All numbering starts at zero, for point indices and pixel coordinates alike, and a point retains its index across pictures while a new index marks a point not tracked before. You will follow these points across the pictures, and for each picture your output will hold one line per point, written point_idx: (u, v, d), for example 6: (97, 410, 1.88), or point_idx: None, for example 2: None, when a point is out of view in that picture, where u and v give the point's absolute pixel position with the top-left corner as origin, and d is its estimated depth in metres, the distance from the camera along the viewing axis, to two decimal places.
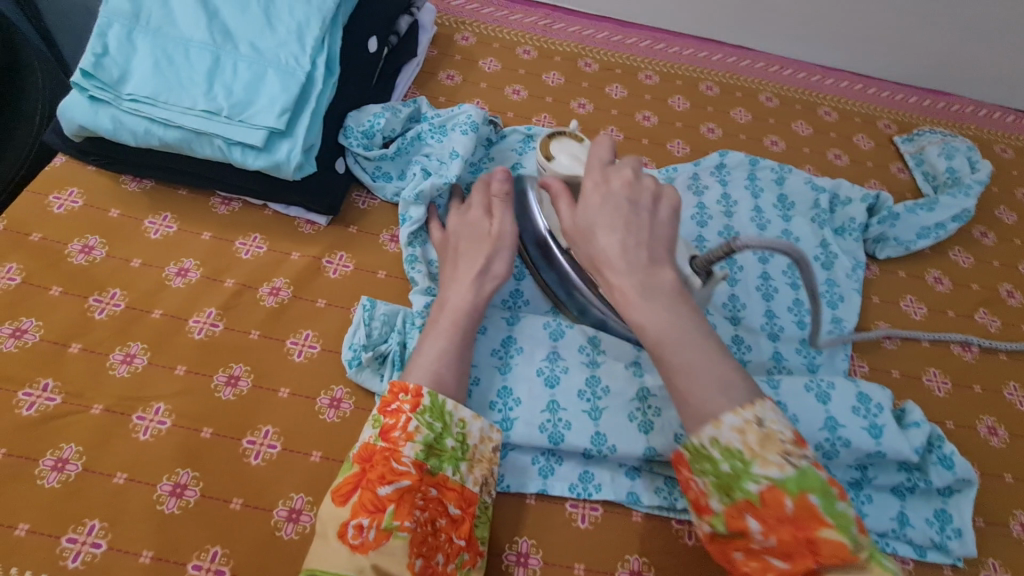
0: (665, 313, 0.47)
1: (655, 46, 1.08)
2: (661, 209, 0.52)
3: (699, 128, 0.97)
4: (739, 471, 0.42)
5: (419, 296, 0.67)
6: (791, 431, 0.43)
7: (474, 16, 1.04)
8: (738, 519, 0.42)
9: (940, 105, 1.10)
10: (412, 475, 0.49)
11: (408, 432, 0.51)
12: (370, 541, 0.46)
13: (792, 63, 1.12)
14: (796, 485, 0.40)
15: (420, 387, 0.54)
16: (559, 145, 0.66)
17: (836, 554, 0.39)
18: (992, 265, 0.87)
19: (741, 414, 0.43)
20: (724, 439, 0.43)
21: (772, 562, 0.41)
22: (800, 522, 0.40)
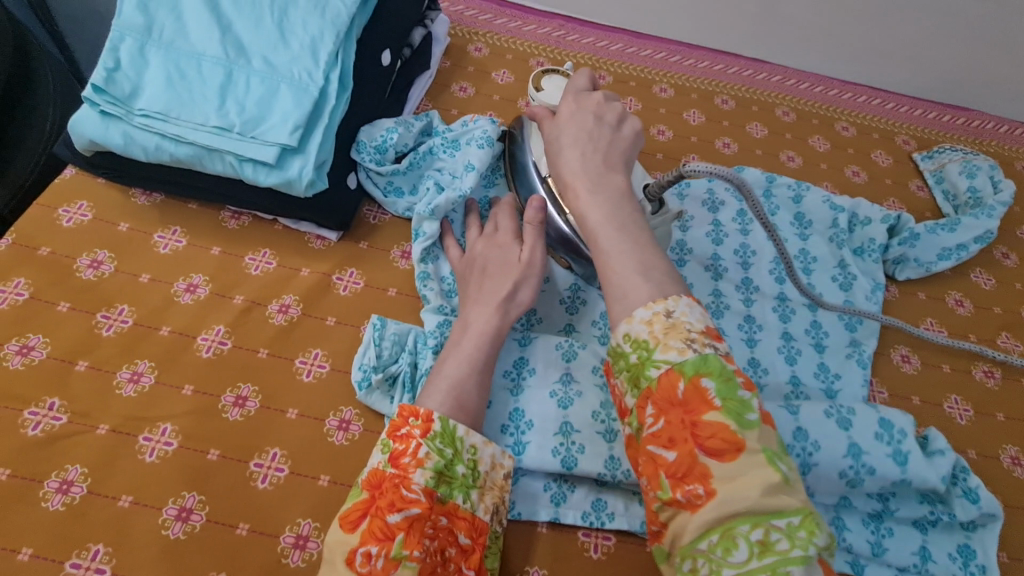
0: (612, 209, 0.50)
1: (670, 58, 1.06)
2: (624, 128, 0.58)
3: (714, 142, 0.96)
4: (644, 359, 0.43)
5: (430, 314, 0.67)
6: (700, 324, 0.44)
7: (487, 27, 1.03)
8: (640, 407, 0.43)
9: (961, 121, 1.08)
10: (422, 502, 0.49)
11: (418, 458, 0.50)
12: (379, 570, 0.45)
13: (810, 76, 1.10)
14: (692, 367, 0.41)
15: (431, 412, 0.53)
16: (551, 81, 0.71)
17: (718, 438, 0.39)
18: (1015, 287, 0.85)
19: (652, 308, 0.44)
20: (634, 331, 0.44)
21: (660, 453, 0.41)
22: (690, 408, 0.40)
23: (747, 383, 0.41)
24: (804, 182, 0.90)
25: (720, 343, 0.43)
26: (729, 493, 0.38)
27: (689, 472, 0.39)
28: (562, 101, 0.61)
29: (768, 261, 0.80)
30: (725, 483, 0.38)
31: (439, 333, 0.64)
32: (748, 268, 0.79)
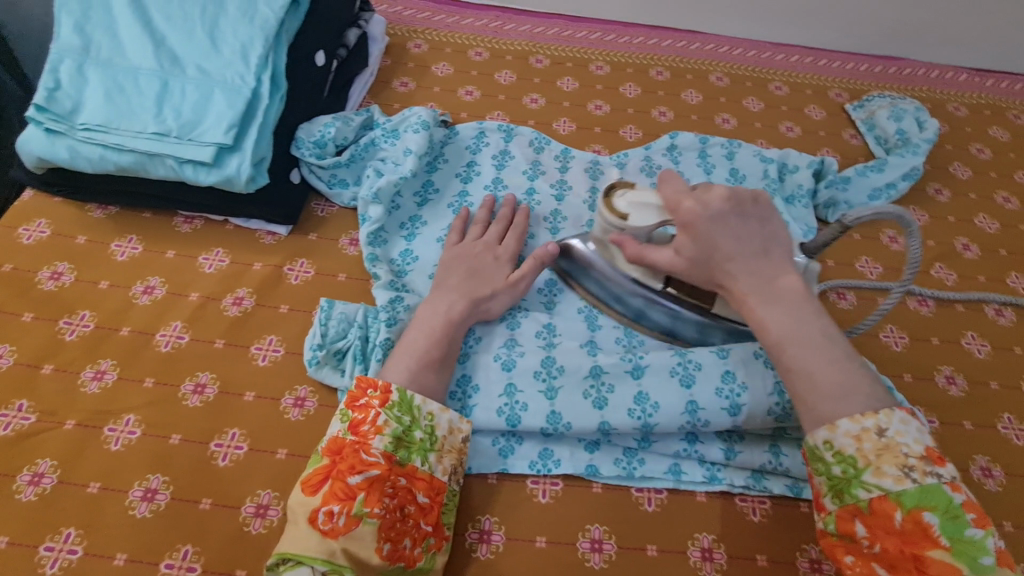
0: (790, 320, 0.51)
1: (605, 37, 1.11)
2: (769, 214, 0.55)
3: (651, 112, 0.99)
4: (851, 476, 0.48)
5: (380, 291, 0.70)
6: (918, 449, 0.47)
7: (425, 24, 1.07)
8: (848, 521, 0.48)
9: (892, 70, 1.12)
10: (381, 465, 0.52)
11: (377, 425, 0.54)
12: (340, 527, 0.49)
13: (741, 42, 1.14)
14: (912, 500, 0.45)
15: (388, 382, 0.57)
16: (625, 201, 0.62)
17: (946, 575, 0.43)
18: (948, 220, 0.89)
19: (859, 422, 0.48)
20: (838, 443, 0.48)
21: (878, 570, 0.46)
22: (910, 537, 0.45)
23: (977, 519, 0.45)
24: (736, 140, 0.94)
25: (942, 469, 0.46)
26: None
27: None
28: (677, 203, 0.56)
29: None
30: None
31: (390, 308, 0.67)
32: None
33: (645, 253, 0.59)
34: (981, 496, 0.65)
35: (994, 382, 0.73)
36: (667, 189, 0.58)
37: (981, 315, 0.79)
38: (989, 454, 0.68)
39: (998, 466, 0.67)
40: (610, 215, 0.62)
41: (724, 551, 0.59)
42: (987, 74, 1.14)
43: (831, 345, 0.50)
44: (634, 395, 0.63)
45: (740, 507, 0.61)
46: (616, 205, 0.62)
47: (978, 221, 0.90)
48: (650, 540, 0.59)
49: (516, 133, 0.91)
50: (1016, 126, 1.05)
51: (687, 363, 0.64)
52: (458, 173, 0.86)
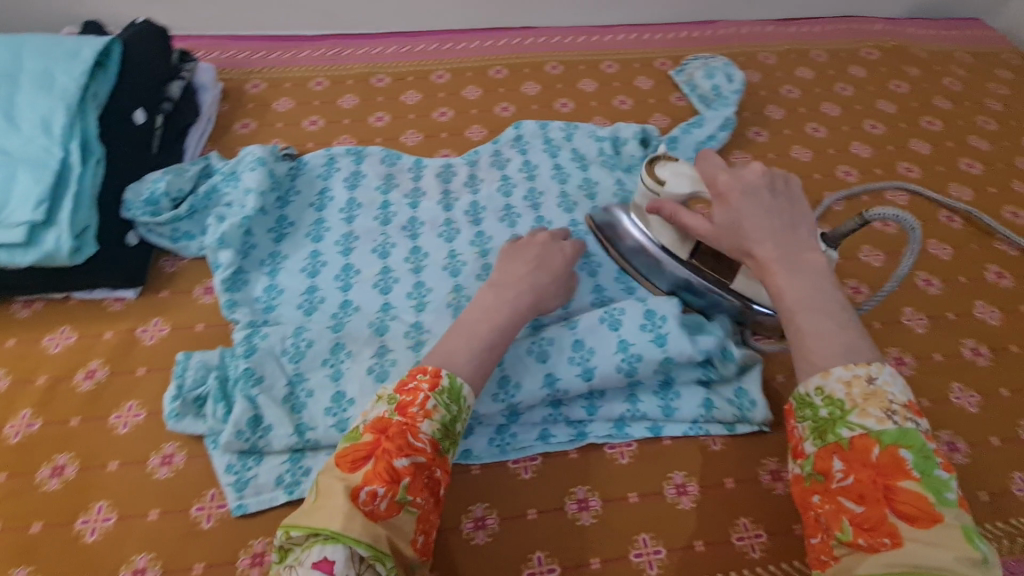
0: (803, 280, 0.54)
1: (442, 46, 1.15)
2: (795, 192, 0.60)
3: (493, 109, 1.04)
4: (836, 417, 0.48)
5: (239, 330, 0.71)
6: (902, 397, 0.48)
7: (262, 64, 1.08)
8: (826, 459, 0.48)
9: (709, 32, 1.22)
10: (427, 452, 0.51)
11: (425, 410, 0.52)
12: (382, 510, 0.48)
13: (571, 29, 1.21)
14: (891, 438, 0.46)
15: (437, 367, 0.55)
16: (667, 169, 0.70)
17: (911, 504, 0.43)
18: (767, 158, 0.99)
19: (852, 370, 0.48)
20: (828, 387, 0.49)
21: (847, 503, 0.46)
22: (884, 470, 0.45)
23: (948, 465, 0.45)
24: (577, 124, 1.00)
25: (921, 418, 0.47)
26: (918, 551, 0.42)
27: (877, 524, 0.44)
28: (719, 177, 0.62)
29: (555, 197, 0.90)
30: (915, 544, 0.42)
31: (246, 341, 0.68)
32: (540, 207, 0.89)
33: (680, 212, 0.64)
34: None
35: None
36: (704, 165, 0.64)
37: None
38: None
39: None
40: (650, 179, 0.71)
41: (599, 498, 0.63)
42: (791, 22, 1.26)
43: (827, 302, 0.52)
44: (498, 379, 0.66)
45: (609, 454, 0.66)
46: (656, 172, 0.70)
47: (793, 153, 1.00)
48: (529, 506, 0.63)
49: (366, 154, 0.93)
50: (818, 64, 1.17)
51: (540, 340, 0.68)
52: (312, 202, 0.87)
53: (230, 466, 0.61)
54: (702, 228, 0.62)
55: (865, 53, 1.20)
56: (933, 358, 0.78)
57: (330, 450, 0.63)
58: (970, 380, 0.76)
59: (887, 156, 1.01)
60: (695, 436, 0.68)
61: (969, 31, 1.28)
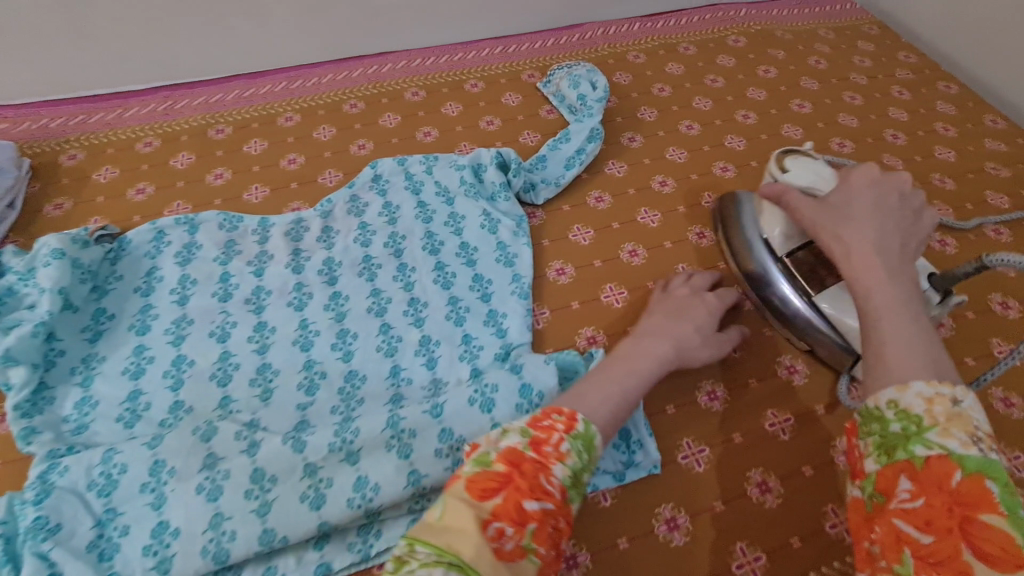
0: (892, 286, 0.50)
1: (291, 85, 1.05)
2: (920, 209, 0.58)
3: (349, 148, 0.96)
4: (910, 433, 0.41)
5: (35, 465, 0.59)
6: (989, 428, 0.41)
7: (80, 130, 0.96)
8: (891, 479, 0.41)
9: (576, 37, 1.18)
10: (556, 497, 0.45)
11: (561, 452, 0.48)
12: (508, 551, 0.41)
13: (431, 50, 1.14)
14: (976, 463, 0.38)
15: (573, 411, 0.52)
16: (796, 161, 0.69)
17: (994, 543, 0.35)
18: (643, 164, 0.95)
19: (934, 386, 0.42)
20: (905, 400, 0.42)
21: (909, 529, 0.38)
22: (964, 499, 0.37)
23: None
24: (439, 154, 0.92)
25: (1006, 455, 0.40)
26: None
27: (947, 560, 0.36)
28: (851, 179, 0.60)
29: (418, 238, 0.82)
30: None
31: (40, 481, 0.57)
32: (401, 254, 0.81)
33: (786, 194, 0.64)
34: (707, 419, 0.67)
35: None
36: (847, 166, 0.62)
37: (686, 245, 0.85)
38: (713, 377, 0.70)
39: (721, 385, 0.70)
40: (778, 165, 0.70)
41: None
42: (657, 17, 1.24)
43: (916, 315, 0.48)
44: (353, 481, 0.57)
45: None
46: (783, 162, 0.70)
47: (669, 154, 0.96)
48: None
49: (200, 221, 0.82)
50: (687, 57, 1.15)
51: (401, 433, 0.60)
52: (137, 287, 0.76)
53: None
54: (806, 210, 0.61)
55: (732, 40, 1.19)
56: None
57: None
58: None
59: (761, 145, 0.99)
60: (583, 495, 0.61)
61: (829, 6, 1.29)
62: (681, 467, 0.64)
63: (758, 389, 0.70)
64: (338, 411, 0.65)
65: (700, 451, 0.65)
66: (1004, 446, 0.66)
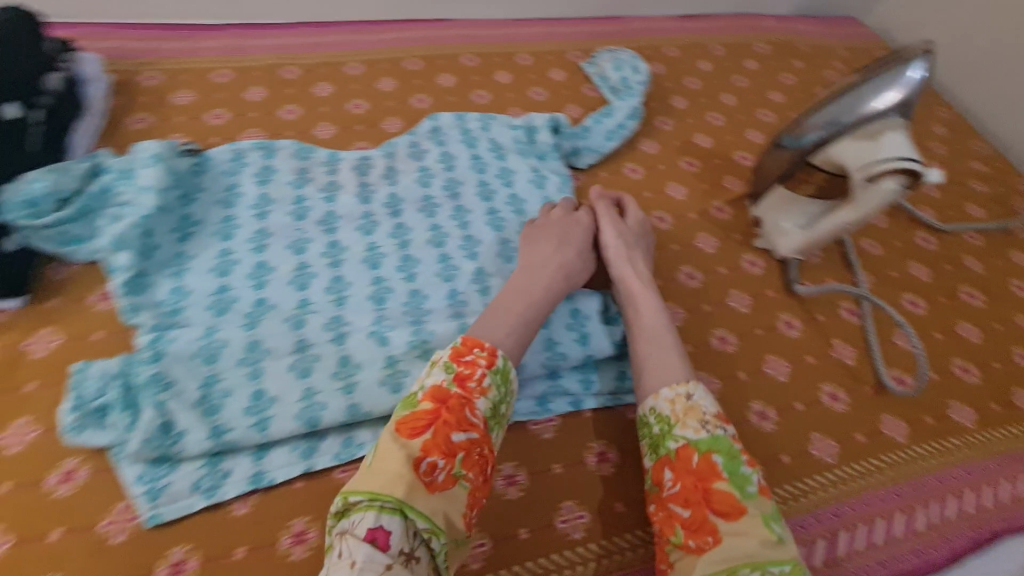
0: (653, 310, 0.71)
1: (356, 37, 1.12)
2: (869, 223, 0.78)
3: (410, 101, 1.04)
4: (665, 432, 0.61)
5: (144, 335, 0.67)
6: (712, 410, 0.61)
7: (156, 53, 1.01)
8: (660, 471, 0.61)
9: (617, 27, 1.28)
10: (480, 427, 0.57)
11: (483, 388, 0.59)
12: (439, 482, 0.54)
13: (485, 22, 1.22)
14: (705, 445, 0.59)
15: (494, 347, 0.62)
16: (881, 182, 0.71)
17: (723, 503, 0.55)
18: (673, 146, 1.06)
19: (675, 389, 0.63)
20: (658, 406, 0.63)
21: (676, 509, 0.58)
22: (703, 475, 0.57)
23: (748, 462, 0.58)
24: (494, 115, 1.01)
25: (727, 425, 0.61)
26: (731, 543, 0.53)
27: (702, 524, 0.55)
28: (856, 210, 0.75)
29: (473, 185, 0.92)
30: (729, 537, 0.54)
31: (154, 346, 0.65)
32: (458, 197, 0.90)
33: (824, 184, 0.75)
34: (720, 358, 0.78)
35: (721, 267, 0.89)
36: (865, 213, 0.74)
37: (708, 217, 0.95)
38: (725, 326, 0.82)
39: (732, 333, 0.81)
40: (878, 174, 0.70)
41: (524, 472, 0.68)
42: (691, 18, 1.35)
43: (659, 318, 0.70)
44: None
45: (533, 430, 0.71)
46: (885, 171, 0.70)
47: (696, 140, 1.07)
48: None
49: (276, 148, 0.90)
50: (716, 57, 1.26)
51: None
52: (219, 199, 0.83)
53: (140, 477, 0.59)
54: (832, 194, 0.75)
55: (756, 47, 1.31)
56: (817, 318, 0.85)
57: (250, 451, 0.63)
58: (847, 336, 0.84)
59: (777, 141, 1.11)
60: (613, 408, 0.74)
61: (845, 28, 1.42)
62: None
63: (763, 338, 0.81)
64: (408, 316, 0.75)
65: (712, 383, 0.76)
66: (957, 403, 0.79)
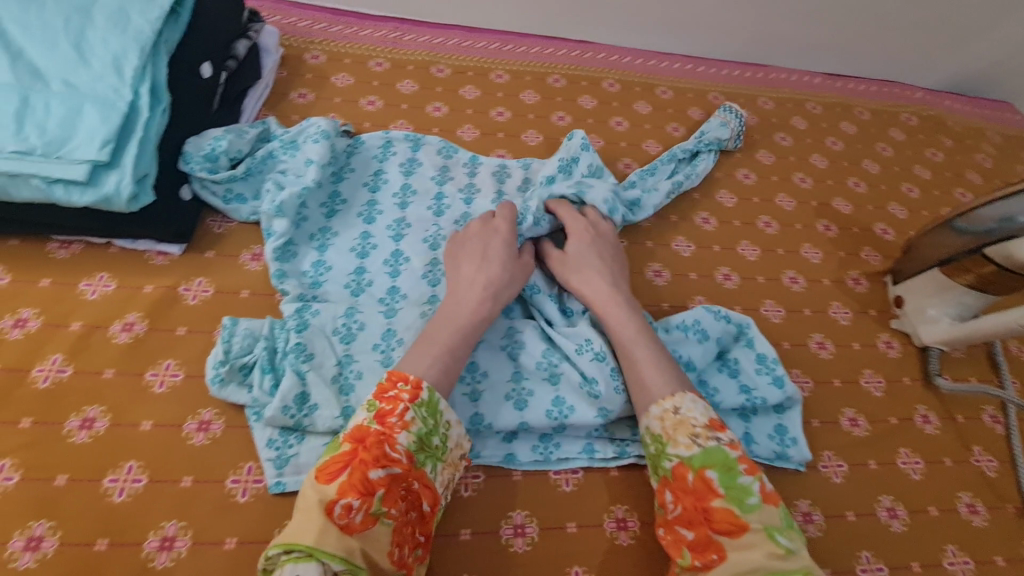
0: (625, 322, 0.66)
1: (504, 47, 1.14)
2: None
3: (550, 117, 1.05)
4: (660, 451, 0.57)
5: (289, 303, 0.69)
6: (703, 419, 0.56)
7: (322, 35, 1.06)
8: (662, 494, 0.56)
9: (760, 75, 1.25)
10: (403, 463, 0.51)
11: (405, 421, 0.52)
12: (357, 524, 0.47)
13: (629, 50, 1.22)
14: (698, 461, 0.53)
15: (419, 380, 0.56)
16: None
17: (725, 520, 0.50)
18: (810, 205, 1.01)
19: (661, 404, 0.58)
20: (652, 425, 0.58)
21: (682, 531, 0.53)
22: (699, 492, 0.52)
23: (749, 468, 0.52)
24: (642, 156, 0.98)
25: (722, 432, 0.55)
26: (739, 559, 0.48)
27: (705, 543, 0.51)
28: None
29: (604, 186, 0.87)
30: (735, 553, 0.49)
31: (298, 316, 0.66)
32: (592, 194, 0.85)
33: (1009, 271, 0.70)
34: (849, 441, 0.73)
35: (855, 343, 0.83)
36: None
37: (844, 286, 0.90)
38: (856, 407, 0.76)
39: (863, 416, 0.76)
40: None
41: (637, 519, 0.64)
42: (837, 78, 1.30)
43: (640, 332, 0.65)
44: (551, 398, 0.66)
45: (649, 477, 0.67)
46: None
47: (835, 204, 1.02)
48: (569, 519, 0.63)
49: (424, 143, 0.92)
50: (861, 121, 1.21)
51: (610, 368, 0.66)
52: (365, 182, 0.86)
53: (272, 441, 0.60)
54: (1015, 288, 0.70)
55: (904, 117, 1.25)
56: (957, 418, 0.78)
57: None
58: (990, 445, 0.77)
59: (921, 219, 1.05)
60: None
61: (999, 114, 1.34)
62: (821, 474, 0.70)
63: (897, 428, 0.75)
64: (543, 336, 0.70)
65: (839, 466, 0.71)
66: None
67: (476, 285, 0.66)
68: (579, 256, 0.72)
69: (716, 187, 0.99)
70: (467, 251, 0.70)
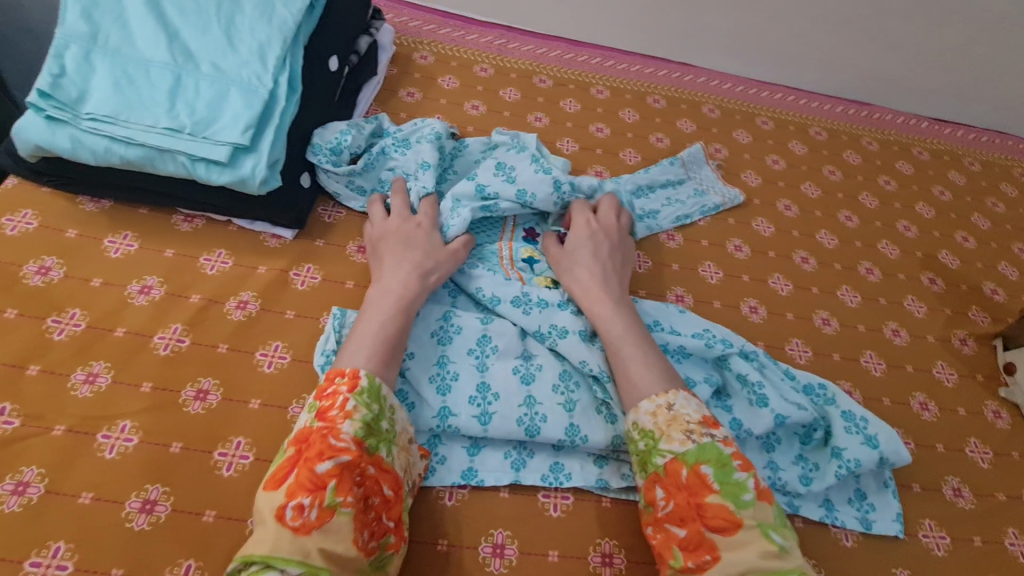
0: (618, 319, 0.66)
1: (605, 63, 1.14)
2: None
3: (649, 138, 1.03)
4: (651, 447, 0.56)
5: None
6: (696, 416, 0.57)
7: (432, 36, 1.08)
8: (651, 490, 0.55)
9: (864, 113, 1.20)
10: (352, 451, 0.50)
11: (345, 411, 0.52)
12: (312, 521, 0.46)
13: (729, 77, 1.20)
14: (692, 457, 0.53)
15: (356, 368, 0.56)
16: None
17: (718, 517, 0.50)
18: (915, 256, 0.96)
19: (654, 401, 0.58)
20: (641, 421, 0.58)
21: (673, 529, 0.53)
22: (692, 488, 0.52)
23: (742, 465, 0.53)
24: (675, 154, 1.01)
25: (715, 430, 0.56)
26: (732, 559, 0.49)
27: (698, 543, 0.51)
28: None
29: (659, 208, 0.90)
30: (728, 553, 0.49)
31: None
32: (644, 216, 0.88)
33: None
34: (952, 512, 0.69)
35: (961, 408, 0.79)
36: None
37: (949, 345, 0.85)
38: (960, 476, 0.72)
39: (968, 487, 0.71)
40: None
41: None
42: (946, 124, 1.24)
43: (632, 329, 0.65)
44: None
45: None
46: None
47: (942, 257, 0.97)
48: None
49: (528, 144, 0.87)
50: (971, 172, 1.15)
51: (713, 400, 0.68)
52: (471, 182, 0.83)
53: None
54: None
55: (1018, 172, 1.18)
56: None
57: (464, 443, 0.64)
58: None
59: None
60: (829, 524, 0.65)
61: None
62: (923, 544, 0.66)
63: (1005, 504, 0.71)
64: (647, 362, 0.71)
65: (941, 537, 0.67)
66: None
67: (409, 270, 0.66)
68: (576, 251, 0.73)
69: (816, 226, 0.96)
70: (405, 243, 0.69)
